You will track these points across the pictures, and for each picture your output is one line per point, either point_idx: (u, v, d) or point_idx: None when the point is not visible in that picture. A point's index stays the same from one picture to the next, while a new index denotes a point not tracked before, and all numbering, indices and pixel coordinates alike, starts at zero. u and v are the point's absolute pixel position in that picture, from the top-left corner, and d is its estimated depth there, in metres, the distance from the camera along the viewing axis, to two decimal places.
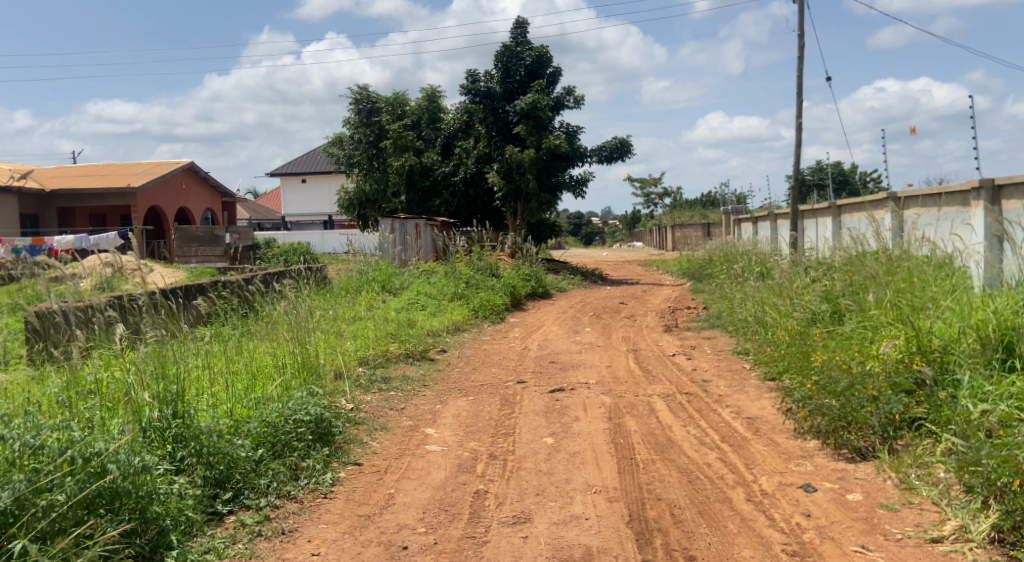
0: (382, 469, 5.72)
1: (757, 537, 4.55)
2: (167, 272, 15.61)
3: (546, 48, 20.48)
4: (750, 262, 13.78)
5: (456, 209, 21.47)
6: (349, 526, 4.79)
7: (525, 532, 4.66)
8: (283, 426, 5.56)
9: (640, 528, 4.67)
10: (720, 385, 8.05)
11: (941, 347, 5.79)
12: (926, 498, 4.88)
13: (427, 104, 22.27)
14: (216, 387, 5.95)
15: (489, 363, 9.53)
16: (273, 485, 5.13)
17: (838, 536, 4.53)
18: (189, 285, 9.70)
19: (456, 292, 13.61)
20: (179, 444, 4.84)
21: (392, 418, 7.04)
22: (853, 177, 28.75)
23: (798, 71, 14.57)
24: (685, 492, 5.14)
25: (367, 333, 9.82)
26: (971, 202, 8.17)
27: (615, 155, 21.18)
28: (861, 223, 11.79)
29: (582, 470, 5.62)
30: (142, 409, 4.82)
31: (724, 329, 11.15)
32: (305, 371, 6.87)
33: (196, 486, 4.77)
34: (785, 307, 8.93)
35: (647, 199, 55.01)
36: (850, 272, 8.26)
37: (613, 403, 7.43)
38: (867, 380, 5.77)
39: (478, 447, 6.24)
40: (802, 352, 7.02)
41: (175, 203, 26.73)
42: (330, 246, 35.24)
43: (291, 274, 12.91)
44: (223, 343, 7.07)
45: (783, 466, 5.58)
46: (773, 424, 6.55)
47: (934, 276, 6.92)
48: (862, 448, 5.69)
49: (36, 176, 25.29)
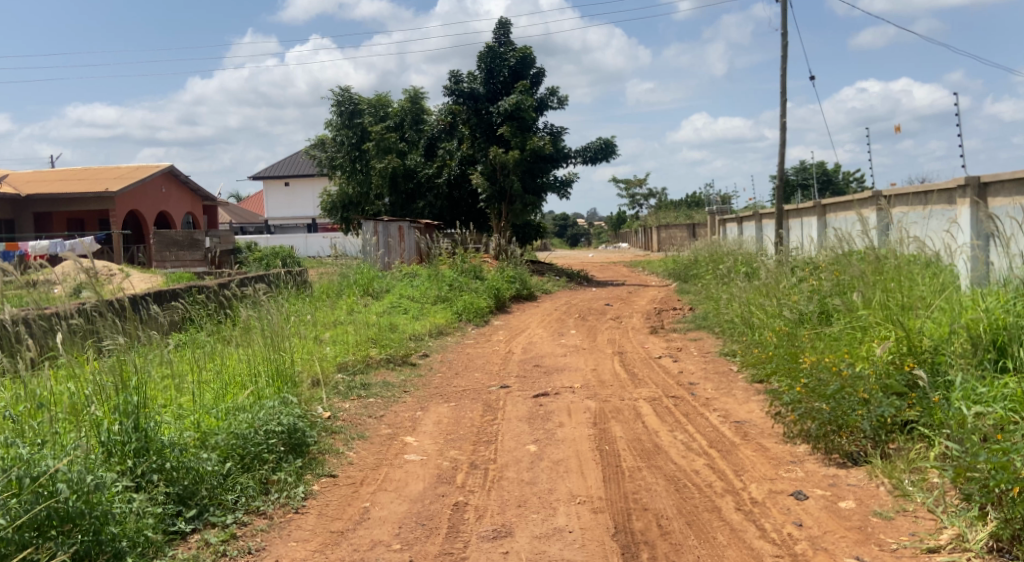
0: (358, 481, 5.50)
1: (746, 549, 4.35)
2: (145, 277, 15.31)
3: (529, 49, 20.30)
4: (736, 263, 13.63)
5: (439, 211, 21.23)
6: (320, 544, 4.57)
7: (505, 547, 4.45)
8: (253, 437, 5.34)
9: (626, 541, 4.47)
10: (708, 388, 7.88)
11: (932, 348, 5.63)
12: (921, 505, 4.71)
13: (410, 105, 22.05)
14: (184, 399, 5.74)
15: (472, 368, 9.31)
16: (241, 500, 4.92)
17: (831, 547, 4.34)
18: (162, 290, 9.42)
19: (439, 295, 13.39)
20: (140, 459, 4.65)
21: (371, 425, 6.83)
22: (837, 177, 28.87)
23: (783, 71, 14.46)
24: (673, 502, 4.94)
25: (347, 338, 9.59)
26: (957, 200, 8.05)
27: (599, 156, 21.03)
28: (846, 222, 11.67)
29: (566, 479, 5.42)
30: (100, 424, 4.66)
31: (710, 330, 10.98)
32: (279, 379, 6.64)
33: (157, 503, 4.56)
34: (773, 308, 8.75)
35: (632, 200, 55.11)
36: (838, 273, 8.10)
37: (598, 407, 7.24)
38: (857, 381, 5.58)
39: (459, 455, 6.03)
40: (789, 354, 6.87)
41: (155, 207, 26.39)
42: (314, 249, 34.93)
43: (270, 278, 12.63)
44: (193, 352, 6.82)
45: (773, 472, 5.40)
46: (762, 429, 6.37)
47: (923, 275, 6.76)
48: (853, 453, 5.50)
49: (12, 181, 24.86)
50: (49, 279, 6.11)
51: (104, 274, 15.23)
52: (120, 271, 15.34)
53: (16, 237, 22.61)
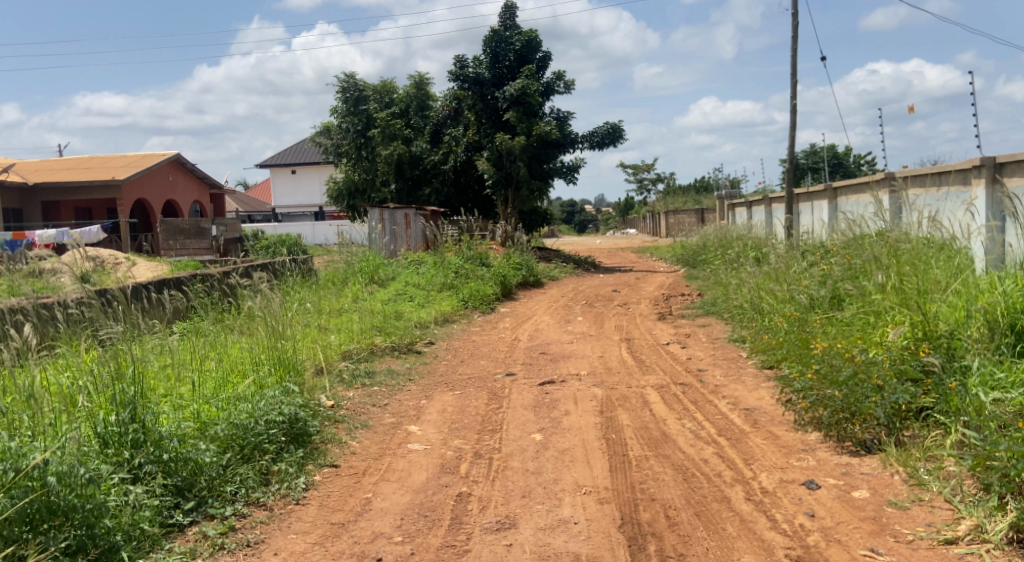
0: (361, 471, 5.40)
1: (757, 541, 4.23)
2: (151, 265, 15.22)
3: (535, 32, 20.08)
4: (745, 248, 13.48)
5: (446, 198, 21.10)
6: (321, 536, 4.47)
7: (509, 539, 4.34)
8: (253, 427, 5.23)
9: (633, 533, 4.35)
10: (716, 374, 7.77)
11: (948, 333, 5.50)
12: (937, 495, 4.57)
13: (416, 91, 21.97)
14: (184, 389, 5.65)
15: (478, 356, 9.20)
16: (241, 492, 4.82)
17: (845, 538, 4.21)
18: (165, 278, 9.31)
19: (444, 282, 13.26)
20: (137, 450, 4.56)
21: (374, 415, 6.72)
22: (847, 161, 28.67)
23: (792, 52, 14.24)
24: (681, 492, 4.83)
25: (352, 326, 9.49)
26: (973, 181, 7.90)
27: (606, 140, 20.82)
28: (857, 205, 11.53)
29: (571, 468, 5.31)
30: (96, 415, 4.60)
31: (719, 316, 10.84)
32: (282, 367, 6.49)
33: (155, 495, 4.48)
34: (783, 294, 8.61)
35: (640, 184, 54.92)
36: (850, 258, 7.96)
37: (605, 395, 7.13)
38: (871, 367, 5.45)
39: (464, 445, 5.92)
40: (801, 340, 6.73)
41: (162, 195, 26.28)
42: (321, 236, 34.88)
43: (275, 266, 12.52)
44: (195, 342, 6.69)
45: (784, 461, 5.28)
46: (772, 416, 6.25)
47: (937, 258, 6.61)
48: (867, 441, 5.38)
49: (19, 170, 24.77)
50: (57, 269, 6.06)
51: (110, 263, 15.13)
52: (126, 259, 15.27)
53: (24, 225, 22.55)
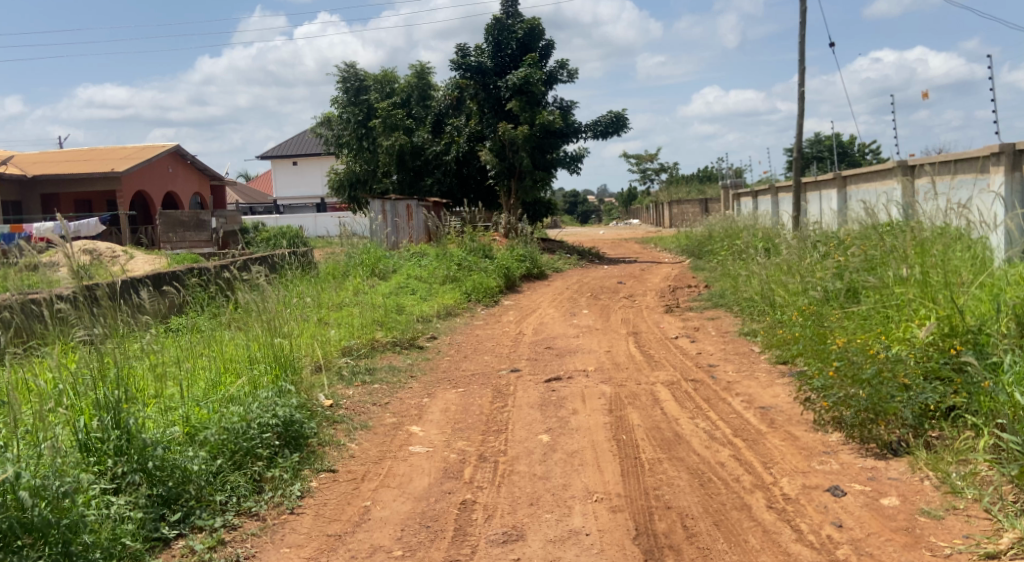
0: (359, 476, 5.13)
1: (783, 555, 3.95)
2: (149, 258, 14.95)
3: (537, 20, 19.73)
4: (755, 237, 13.19)
5: (448, 188, 20.83)
6: (315, 550, 4.20)
7: (516, 553, 4.07)
8: (245, 431, 4.95)
9: (648, 546, 4.09)
10: (728, 369, 7.52)
11: (976, 328, 5.21)
12: (973, 503, 4.29)
13: (417, 81, 21.35)
14: (172, 391, 5.36)
15: (482, 351, 8.92)
16: (231, 501, 4.56)
17: (877, 552, 3.93)
18: (161, 272, 9.02)
19: (447, 275, 12.96)
20: (120, 458, 4.29)
21: (374, 414, 6.45)
22: (852, 150, 28.42)
23: (800, 39, 13.90)
24: (698, 498, 4.56)
25: (352, 321, 9.21)
26: (992, 168, 7.61)
27: (610, 129, 20.49)
28: (868, 194, 11.23)
29: (581, 473, 5.03)
30: (80, 420, 4.33)
31: (728, 309, 10.55)
32: (278, 366, 6.15)
33: (138, 507, 4.21)
34: (796, 286, 8.30)
35: (643, 174, 54.53)
36: (867, 247, 7.66)
37: (614, 392, 6.85)
38: (897, 365, 5.18)
39: (467, 447, 5.64)
40: (817, 335, 6.43)
41: (162, 187, 25.91)
42: (322, 228, 34.59)
43: (274, 259, 12.20)
44: (187, 341, 6.39)
45: (805, 465, 5.00)
46: (789, 416, 5.96)
47: (959, 250, 6.34)
48: (893, 444, 5.09)
49: (18, 162, 24.40)
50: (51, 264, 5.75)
51: (108, 256, 14.80)
52: (124, 252, 14.96)
53: (22, 219, 22.20)
